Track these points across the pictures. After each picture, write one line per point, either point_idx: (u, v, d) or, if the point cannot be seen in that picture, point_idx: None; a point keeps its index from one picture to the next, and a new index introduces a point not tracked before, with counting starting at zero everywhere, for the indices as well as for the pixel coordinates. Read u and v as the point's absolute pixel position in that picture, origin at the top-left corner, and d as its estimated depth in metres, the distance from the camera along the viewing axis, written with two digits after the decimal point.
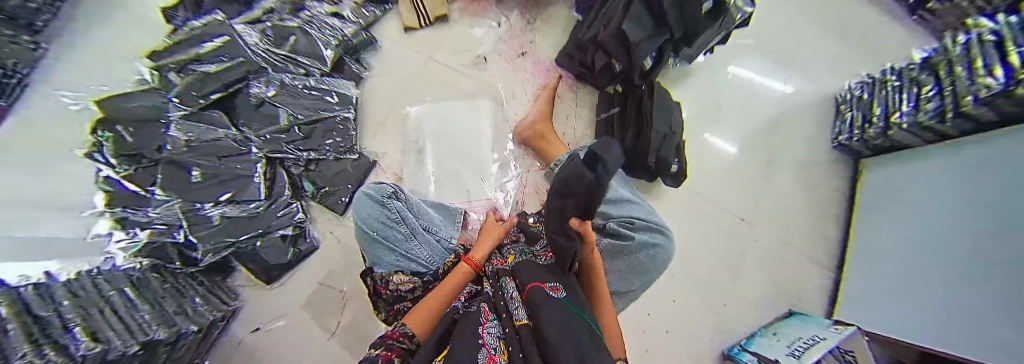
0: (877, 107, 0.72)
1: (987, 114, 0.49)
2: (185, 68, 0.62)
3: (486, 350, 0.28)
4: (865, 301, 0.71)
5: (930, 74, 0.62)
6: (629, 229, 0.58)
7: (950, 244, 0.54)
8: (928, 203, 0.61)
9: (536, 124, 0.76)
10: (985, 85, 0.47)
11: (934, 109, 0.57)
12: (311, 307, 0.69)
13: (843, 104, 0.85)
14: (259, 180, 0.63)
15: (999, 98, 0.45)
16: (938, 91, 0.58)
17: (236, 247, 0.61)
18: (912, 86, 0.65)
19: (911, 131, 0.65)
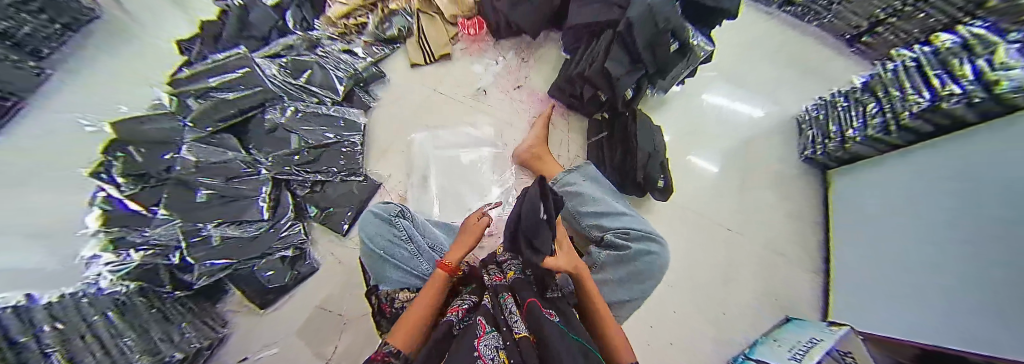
0: (830, 125, 0.79)
1: (924, 126, 0.56)
2: (205, 94, 0.64)
3: None
4: (854, 305, 0.69)
5: (869, 96, 0.69)
6: (625, 239, 0.61)
7: (927, 256, 0.54)
8: (894, 218, 0.62)
9: (533, 148, 0.78)
10: (916, 103, 0.56)
11: (879, 125, 0.64)
12: (306, 333, 0.65)
13: (804, 123, 0.89)
14: (263, 203, 0.64)
15: (929, 112, 0.53)
16: (880, 109, 0.65)
17: (233, 268, 0.60)
18: (858, 106, 0.72)
19: (865, 144, 0.70)
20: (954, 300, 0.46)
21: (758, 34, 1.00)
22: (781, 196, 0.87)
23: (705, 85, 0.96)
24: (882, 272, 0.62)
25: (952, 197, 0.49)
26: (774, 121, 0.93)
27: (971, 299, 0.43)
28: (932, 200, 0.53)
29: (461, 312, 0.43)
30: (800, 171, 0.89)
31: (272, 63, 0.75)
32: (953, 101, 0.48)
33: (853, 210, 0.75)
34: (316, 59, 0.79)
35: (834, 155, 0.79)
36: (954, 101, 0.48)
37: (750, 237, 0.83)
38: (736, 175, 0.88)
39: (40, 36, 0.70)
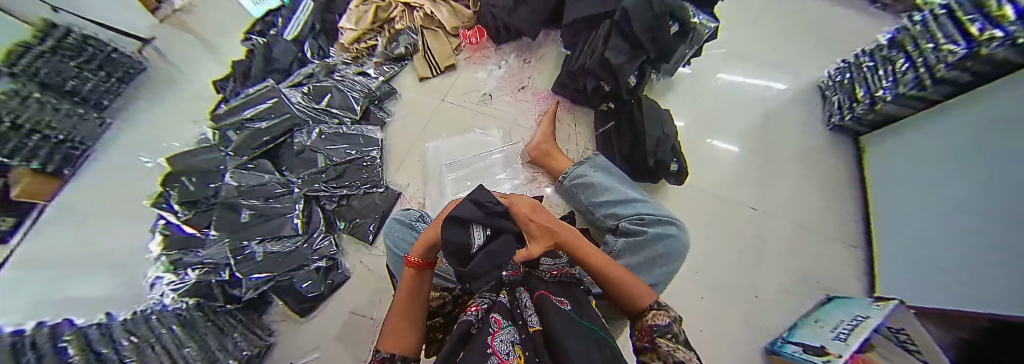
0: (858, 88, 0.74)
1: (961, 76, 0.52)
2: (241, 126, 0.71)
3: (498, 355, 0.27)
4: (906, 278, 0.63)
5: (900, 54, 0.66)
6: (640, 225, 0.61)
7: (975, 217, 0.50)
8: (937, 179, 0.58)
9: (542, 144, 0.79)
10: (949, 52, 0.52)
11: (911, 81, 0.60)
12: (344, 337, 0.68)
13: (827, 89, 0.85)
14: (297, 219, 0.69)
15: (967, 60, 0.49)
16: (911, 64, 0.62)
17: (275, 281, 0.65)
18: (887, 65, 0.68)
19: (898, 103, 0.66)
20: (998, 260, 0.43)
21: (765, 5, 0.97)
22: (810, 170, 0.83)
23: (713, 64, 0.94)
24: (929, 239, 0.57)
25: (987, 151, 0.46)
26: (794, 93, 0.89)
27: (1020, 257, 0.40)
28: (970, 157, 0.50)
29: (481, 309, 0.43)
30: (828, 141, 0.84)
31: (296, 91, 0.81)
32: (993, 45, 0.44)
33: (892, 175, 0.70)
34: (334, 83, 0.85)
35: (865, 119, 0.75)
36: (992, 46, 0.44)
37: (779, 215, 0.79)
38: (756, 152, 0.85)
39: (100, 90, 0.81)
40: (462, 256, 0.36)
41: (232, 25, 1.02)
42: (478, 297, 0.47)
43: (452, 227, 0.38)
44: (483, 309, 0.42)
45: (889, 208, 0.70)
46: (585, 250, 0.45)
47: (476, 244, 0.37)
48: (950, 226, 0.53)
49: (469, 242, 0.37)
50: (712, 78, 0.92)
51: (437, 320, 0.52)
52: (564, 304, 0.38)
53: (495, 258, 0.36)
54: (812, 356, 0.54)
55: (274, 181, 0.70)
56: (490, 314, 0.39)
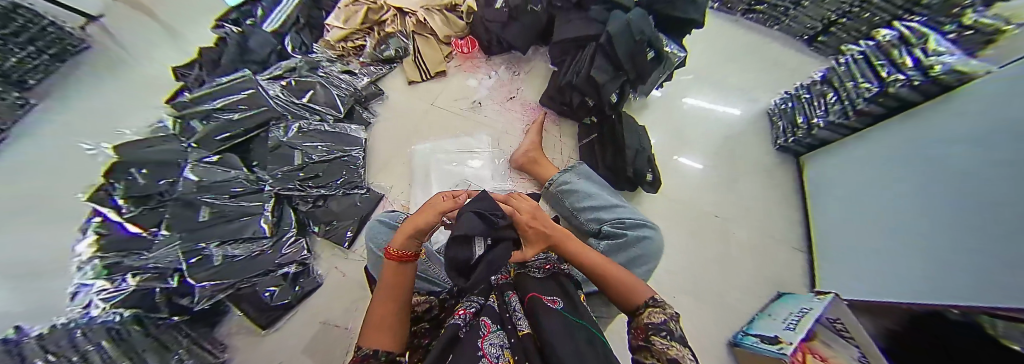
0: (798, 116, 0.88)
1: (874, 109, 0.67)
2: (207, 116, 0.65)
3: (488, 359, 0.29)
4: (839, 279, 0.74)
5: (828, 87, 0.82)
6: (621, 228, 0.65)
7: (897, 221, 0.59)
8: (865, 193, 0.69)
9: (529, 151, 0.83)
10: (866, 88, 0.67)
11: (839, 111, 0.75)
12: (312, 349, 0.62)
13: (774, 116, 0.98)
14: (267, 218, 0.63)
15: (884, 96, 0.63)
16: (838, 97, 0.77)
17: (235, 288, 0.58)
18: (820, 97, 0.83)
19: (830, 129, 0.79)
20: (932, 258, 0.50)
21: (721, 42, 1.13)
22: (761, 185, 0.94)
23: (680, 89, 1.05)
24: (862, 243, 0.68)
25: (917, 168, 0.56)
26: (746, 118, 1.02)
27: (946, 251, 0.47)
28: (898, 173, 0.60)
29: (469, 313, 0.42)
30: (775, 160, 0.97)
31: (275, 84, 0.77)
32: (897, 85, 0.59)
33: (823, 191, 0.83)
34: (319, 80, 0.82)
35: (803, 142, 0.88)
36: (897, 86, 0.60)
37: (737, 224, 0.89)
38: (717, 167, 0.96)
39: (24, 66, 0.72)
40: (463, 268, 0.39)
41: (200, 10, 0.95)
42: (465, 301, 0.46)
43: (457, 242, 0.39)
44: (470, 313, 0.42)
45: (823, 220, 0.82)
46: (569, 249, 0.48)
47: (478, 254, 0.40)
48: (880, 231, 0.63)
49: (472, 255, 0.39)
50: (681, 102, 1.03)
51: (422, 326, 0.49)
52: (555, 302, 0.39)
53: (495, 267, 0.39)
54: (767, 345, 0.62)
55: (242, 178, 0.63)
56: (478, 318, 0.39)
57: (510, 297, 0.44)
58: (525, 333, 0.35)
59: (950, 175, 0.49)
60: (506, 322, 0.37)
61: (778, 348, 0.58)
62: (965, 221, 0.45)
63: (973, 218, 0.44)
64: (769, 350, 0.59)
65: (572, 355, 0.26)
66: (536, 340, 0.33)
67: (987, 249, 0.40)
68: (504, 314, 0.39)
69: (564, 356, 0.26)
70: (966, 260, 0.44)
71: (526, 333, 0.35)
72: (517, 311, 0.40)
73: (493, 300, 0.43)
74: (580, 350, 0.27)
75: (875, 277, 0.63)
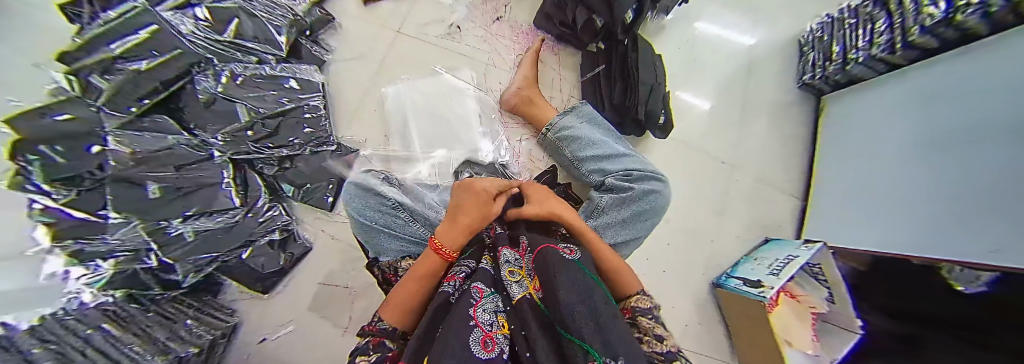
0: (834, 46, 0.80)
1: (929, 42, 0.61)
2: (110, 67, 0.47)
3: (483, 326, 0.26)
4: (858, 219, 0.74)
5: (881, 9, 0.71)
6: (626, 181, 0.60)
7: (971, 166, 0.53)
8: (931, 129, 0.61)
9: (522, 90, 0.72)
10: (929, 15, 0.58)
11: (884, 43, 0.68)
12: (317, 309, 0.69)
13: (807, 45, 0.89)
14: (230, 187, 0.58)
15: (942, 25, 0.56)
16: (890, 24, 0.68)
17: (221, 261, 0.58)
18: (866, 23, 0.74)
19: (865, 65, 0.74)
20: (1006, 208, 0.46)
21: None
22: (768, 126, 0.91)
23: (696, 8, 0.90)
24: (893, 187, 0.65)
25: (1004, 104, 0.47)
26: (763, 45, 0.92)
27: None
28: (978, 113, 0.53)
29: (458, 279, 0.40)
30: (792, 96, 0.93)
31: (184, 15, 0.55)
32: (968, 11, 0.51)
33: (863, 133, 0.77)
34: (239, 4, 0.62)
35: (832, 79, 0.83)
36: (966, 13, 0.52)
37: (738, 167, 0.88)
38: (729, 108, 0.90)
39: None
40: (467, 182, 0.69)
41: None
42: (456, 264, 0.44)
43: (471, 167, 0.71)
44: (462, 275, 0.41)
45: (855, 158, 0.78)
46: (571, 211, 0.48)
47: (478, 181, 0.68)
48: (921, 176, 0.61)
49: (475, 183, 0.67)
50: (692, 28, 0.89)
51: None
52: (568, 252, 0.37)
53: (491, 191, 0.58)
54: (749, 288, 0.70)
55: (185, 143, 0.53)
56: (471, 281, 0.37)
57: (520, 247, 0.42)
58: (530, 293, 0.31)
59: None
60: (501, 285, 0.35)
61: (758, 291, 0.66)
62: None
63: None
64: (750, 293, 0.67)
65: (573, 308, 0.23)
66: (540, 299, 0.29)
67: None
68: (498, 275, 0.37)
69: (568, 312, 0.23)
70: None
71: (535, 293, 0.31)
72: (526, 269, 0.36)
73: (487, 263, 0.41)
74: (594, 303, 0.25)
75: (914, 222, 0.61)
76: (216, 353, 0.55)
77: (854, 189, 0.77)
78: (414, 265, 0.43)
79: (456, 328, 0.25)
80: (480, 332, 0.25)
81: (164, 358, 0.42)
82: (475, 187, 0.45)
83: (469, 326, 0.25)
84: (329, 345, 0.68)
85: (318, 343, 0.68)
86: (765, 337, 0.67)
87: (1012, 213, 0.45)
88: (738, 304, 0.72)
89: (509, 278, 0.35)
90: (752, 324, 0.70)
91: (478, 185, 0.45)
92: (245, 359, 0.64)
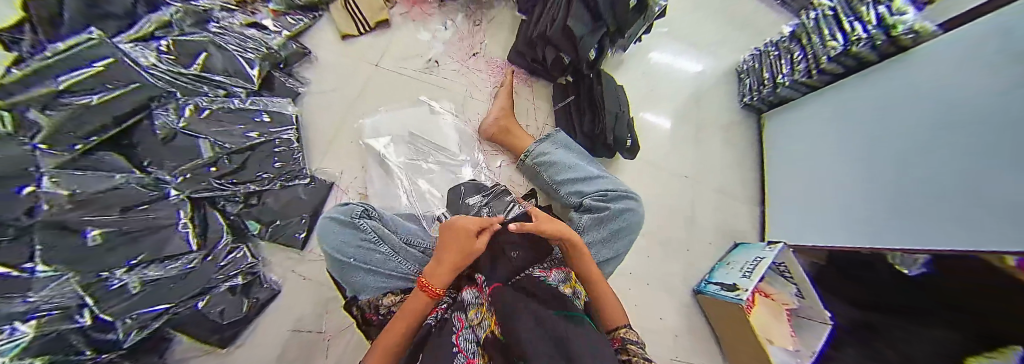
0: (765, 72, 0.94)
1: (836, 68, 0.74)
2: (53, 102, 0.41)
3: (463, 354, 0.27)
4: (809, 221, 0.82)
5: (796, 43, 0.86)
6: (603, 200, 0.63)
7: (885, 169, 0.62)
8: (852, 139, 0.71)
9: (500, 120, 0.76)
10: (832, 46, 0.72)
11: (803, 70, 0.80)
12: (286, 360, 0.62)
13: (743, 73, 1.03)
14: (188, 228, 0.54)
15: (843, 55, 0.70)
16: (804, 55, 0.82)
17: (171, 313, 0.51)
18: (786, 54, 0.88)
19: (791, 88, 0.87)
20: (924, 201, 0.54)
21: None
22: (723, 143, 1.01)
23: (650, 43, 1.03)
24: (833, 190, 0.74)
25: (913, 111, 0.57)
26: (708, 72, 1.05)
27: (945, 197, 0.49)
28: (885, 123, 0.63)
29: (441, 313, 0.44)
30: (738, 116, 1.05)
31: (146, 48, 0.54)
32: (859, 45, 0.65)
33: (799, 146, 0.88)
34: (210, 37, 0.64)
35: (767, 100, 0.96)
36: (859, 45, 0.65)
37: (702, 181, 0.96)
38: (686, 128, 0.99)
39: None
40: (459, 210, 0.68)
41: None
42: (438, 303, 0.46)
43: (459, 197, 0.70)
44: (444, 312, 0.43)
45: (797, 167, 0.88)
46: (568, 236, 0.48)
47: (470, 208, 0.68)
48: (851, 182, 0.71)
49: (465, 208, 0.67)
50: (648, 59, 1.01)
51: None
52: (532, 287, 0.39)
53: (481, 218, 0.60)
54: (726, 292, 0.73)
55: (137, 182, 0.49)
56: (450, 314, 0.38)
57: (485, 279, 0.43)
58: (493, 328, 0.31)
59: (950, 126, 0.49)
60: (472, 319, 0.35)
61: (735, 294, 0.70)
62: (963, 170, 0.47)
63: (968, 169, 0.46)
64: (729, 297, 0.70)
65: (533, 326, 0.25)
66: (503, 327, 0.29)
67: (992, 205, 0.42)
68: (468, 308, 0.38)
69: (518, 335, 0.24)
70: (967, 201, 0.46)
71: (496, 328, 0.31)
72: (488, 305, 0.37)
73: (468, 294, 0.41)
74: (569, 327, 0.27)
75: (853, 221, 0.69)
76: None
77: (801, 195, 0.86)
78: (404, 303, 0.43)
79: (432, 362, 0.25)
80: (463, 361, 0.26)
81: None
82: (461, 226, 0.46)
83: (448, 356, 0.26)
84: None
85: None
86: (748, 342, 0.70)
87: (929, 205, 0.53)
88: (721, 311, 0.75)
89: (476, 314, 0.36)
90: (736, 329, 0.72)
91: (463, 223, 0.46)
92: None
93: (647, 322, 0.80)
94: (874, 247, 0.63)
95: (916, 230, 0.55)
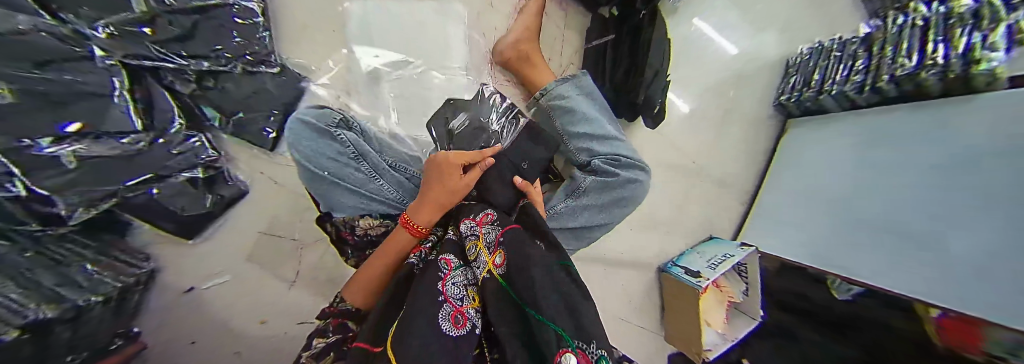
0: (815, 73, 0.84)
1: (891, 89, 0.69)
2: None
3: (451, 303, 0.27)
4: (782, 231, 0.88)
5: (865, 50, 0.75)
6: (612, 165, 0.57)
7: (894, 208, 0.63)
8: (880, 172, 0.69)
9: (521, 44, 0.64)
10: (901, 64, 0.66)
11: (857, 83, 0.74)
12: (259, 258, 0.64)
13: (792, 67, 0.92)
14: (124, 101, 0.42)
15: (906, 77, 0.64)
16: (866, 65, 0.74)
17: (121, 196, 0.44)
18: (848, 59, 0.78)
19: (835, 98, 0.80)
20: (932, 248, 0.55)
21: None
22: (741, 136, 0.95)
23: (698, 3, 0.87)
24: (833, 213, 0.76)
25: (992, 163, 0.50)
26: (752, 52, 0.93)
27: (970, 254, 0.49)
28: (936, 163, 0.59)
29: (426, 250, 0.39)
30: (768, 113, 0.97)
31: None
32: (930, 71, 0.61)
33: (812, 160, 0.86)
34: None
35: (804, 104, 0.89)
36: (929, 72, 0.61)
37: (707, 170, 0.93)
38: (709, 112, 0.91)
39: None
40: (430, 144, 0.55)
41: None
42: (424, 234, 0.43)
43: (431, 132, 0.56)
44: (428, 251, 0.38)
45: (802, 178, 0.87)
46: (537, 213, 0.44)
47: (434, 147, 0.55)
48: (869, 212, 0.68)
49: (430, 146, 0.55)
50: (690, 22, 0.87)
51: None
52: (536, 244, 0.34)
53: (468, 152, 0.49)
54: (689, 276, 0.79)
55: (51, 33, 0.33)
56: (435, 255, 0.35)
57: (484, 215, 0.38)
58: (492, 270, 0.29)
59: (1021, 193, 0.45)
60: (466, 255, 0.34)
61: (697, 280, 0.77)
62: (1009, 243, 0.44)
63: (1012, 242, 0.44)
64: (689, 281, 0.78)
65: (543, 280, 0.24)
66: (496, 275, 0.28)
67: None
68: (466, 242, 0.36)
69: (537, 286, 0.23)
70: (992, 267, 0.46)
71: (494, 269, 0.29)
72: (485, 240, 0.34)
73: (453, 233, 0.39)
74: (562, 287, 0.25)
75: (833, 245, 0.74)
76: (130, 301, 0.49)
77: (795, 204, 0.87)
78: (389, 239, 0.40)
79: (422, 304, 0.25)
80: (447, 310, 0.25)
81: (54, 307, 0.33)
82: (444, 170, 0.39)
83: (438, 303, 0.25)
84: (274, 298, 0.64)
85: (259, 296, 0.63)
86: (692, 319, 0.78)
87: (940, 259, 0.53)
88: (678, 290, 0.82)
89: (472, 248, 0.34)
90: (685, 310, 0.81)
91: (445, 158, 0.39)
92: (168, 311, 0.58)
93: (610, 287, 0.87)
94: (849, 275, 0.67)
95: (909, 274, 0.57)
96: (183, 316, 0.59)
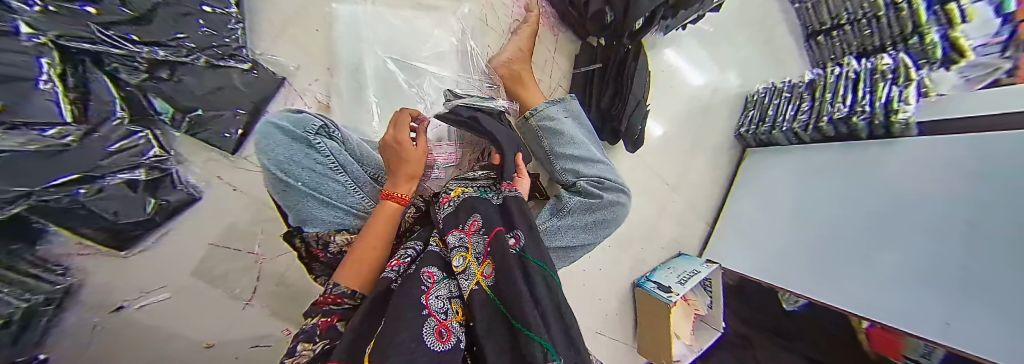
0: (770, 109, 0.94)
1: (830, 131, 0.78)
2: None
3: (434, 316, 0.25)
4: (734, 249, 0.95)
5: (808, 92, 0.86)
6: (597, 188, 0.58)
7: (834, 233, 0.71)
8: (821, 201, 0.77)
9: (513, 63, 0.64)
10: (837, 110, 0.76)
11: (804, 121, 0.83)
12: (208, 273, 0.58)
13: (750, 106, 1.01)
14: (52, 85, 0.35)
15: (842, 119, 0.74)
16: (811, 106, 0.84)
17: (37, 202, 0.35)
18: (796, 100, 0.88)
19: (787, 135, 0.89)
20: (870, 271, 0.62)
21: None
22: (708, 161, 1.03)
23: (676, 39, 0.95)
24: (781, 236, 0.84)
25: (908, 199, 0.59)
26: (719, 86, 1.02)
27: (902, 279, 0.56)
28: (865, 195, 0.68)
29: (404, 264, 0.34)
30: (731, 141, 1.06)
31: None
32: (860, 117, 0.70)
33: (763, 186, 0.95)
34: None
35: (760, 138, 0.97)
36: (860, 117, 0.70)
37: (678, 191, 0.99)
38: (682, 138, 0.98)
39: None
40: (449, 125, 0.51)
41: None
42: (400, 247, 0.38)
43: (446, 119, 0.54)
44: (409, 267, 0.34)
45: (755, 202, 0.96)
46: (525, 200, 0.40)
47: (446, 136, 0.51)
48: (810, 236, 0.76)
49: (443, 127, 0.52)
50: (667, 55, 0.94)
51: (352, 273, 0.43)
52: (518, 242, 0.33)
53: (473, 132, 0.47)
54: (661, 291, 0.83)
55: None
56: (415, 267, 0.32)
57: (472, 223, 0.36)
58: (480, 281, 0.28)
59: (940, 227, 0.53)
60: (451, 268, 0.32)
61: (667, 294, 0.81)
62: (936, 271, 0.51)
63: (939, 270, 0.51)
64: (660, 295, 0.82)
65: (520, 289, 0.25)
66: (484, 284, 0.28)
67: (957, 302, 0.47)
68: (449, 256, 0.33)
69: (524, 303, 0.23)
70: (930, 290, 0.52)
71: (483, 281, 0.28)
72: (475, 252, 0.32)
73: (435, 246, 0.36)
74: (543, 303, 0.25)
75: (781, 265, 0.81)
76: (34, 324, 0.40)
77: (749, 224, 0.94)
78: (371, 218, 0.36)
79: (403, 320, 0.22)
80: (432, 326, 0.23)
81: None
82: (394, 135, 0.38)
83: (420, 317, 0.23)
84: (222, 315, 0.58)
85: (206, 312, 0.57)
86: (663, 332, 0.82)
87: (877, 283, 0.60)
88: (650, 304, 0.85)
89: (460, 261, 0.31)
90: (656, 324, 0.85)
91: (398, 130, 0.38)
92: (93, 328, 0.50)
93: (586, 300, 0.88)
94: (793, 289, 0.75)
95: (848, 293, 0.64)
96: (111, 335, 0.51)
